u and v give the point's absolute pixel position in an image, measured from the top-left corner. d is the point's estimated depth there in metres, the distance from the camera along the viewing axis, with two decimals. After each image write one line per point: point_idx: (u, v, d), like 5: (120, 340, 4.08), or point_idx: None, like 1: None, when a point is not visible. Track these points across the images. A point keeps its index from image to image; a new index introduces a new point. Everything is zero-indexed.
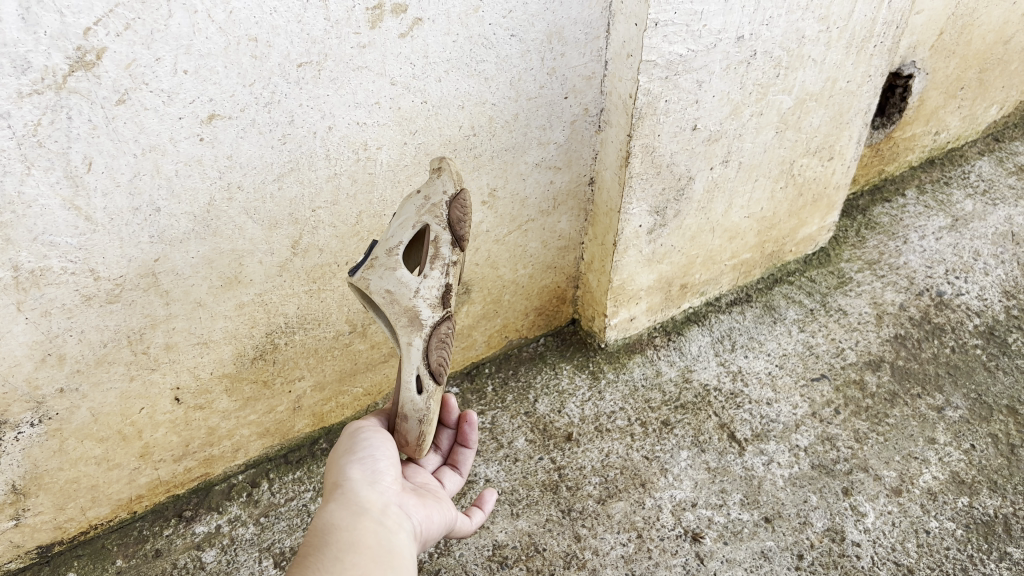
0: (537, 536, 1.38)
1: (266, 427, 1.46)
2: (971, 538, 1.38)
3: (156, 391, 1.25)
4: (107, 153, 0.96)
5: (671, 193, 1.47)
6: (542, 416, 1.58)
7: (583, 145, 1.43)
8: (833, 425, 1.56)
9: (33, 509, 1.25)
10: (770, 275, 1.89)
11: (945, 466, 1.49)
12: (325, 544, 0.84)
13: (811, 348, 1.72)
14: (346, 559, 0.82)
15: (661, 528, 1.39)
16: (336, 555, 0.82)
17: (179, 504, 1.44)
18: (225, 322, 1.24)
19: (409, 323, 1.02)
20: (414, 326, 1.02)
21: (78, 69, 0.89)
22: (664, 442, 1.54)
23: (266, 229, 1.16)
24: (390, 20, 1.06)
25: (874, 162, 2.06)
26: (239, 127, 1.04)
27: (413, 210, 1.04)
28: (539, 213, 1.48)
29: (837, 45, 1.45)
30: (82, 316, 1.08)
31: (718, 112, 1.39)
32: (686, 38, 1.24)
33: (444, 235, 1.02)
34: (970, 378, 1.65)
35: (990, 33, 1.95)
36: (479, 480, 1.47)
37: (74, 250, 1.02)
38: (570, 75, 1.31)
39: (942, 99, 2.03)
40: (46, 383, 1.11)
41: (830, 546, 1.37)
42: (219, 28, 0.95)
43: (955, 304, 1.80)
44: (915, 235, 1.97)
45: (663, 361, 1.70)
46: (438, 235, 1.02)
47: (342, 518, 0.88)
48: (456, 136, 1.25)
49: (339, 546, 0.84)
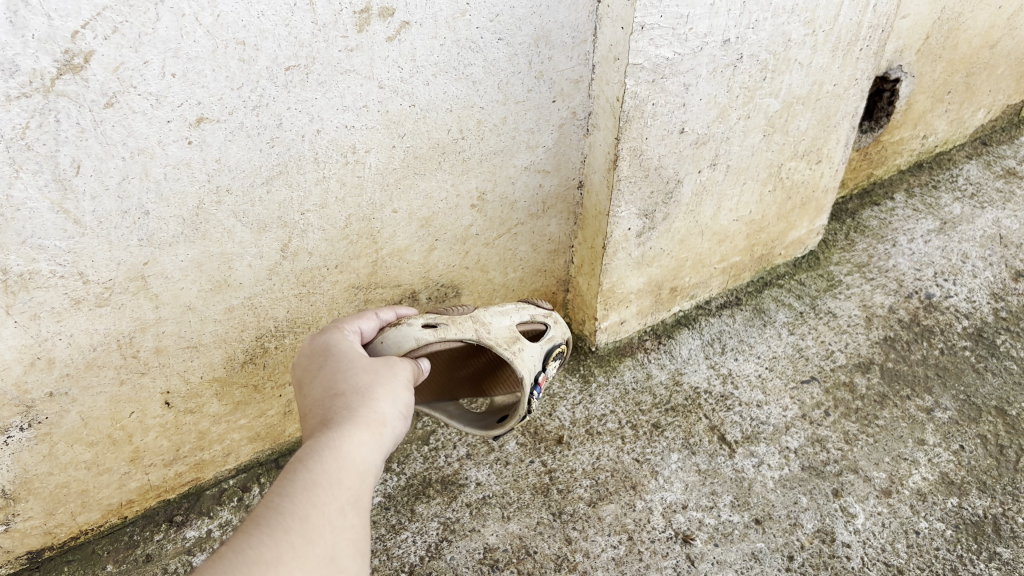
0: (528, 539, 1.38)
1: (256, 431, 1.46)
2: (960, 539, 1.39)
3: (146, 395, 1.25)
4: (95, 157, 0.97)
5: (660, 196, 1.48)
6: (533, 420, 1.59)
7: (571, 148, 1.44)
8: (823, 427, 1.57)
9: (23, 514, 1.25)
10: (760, 278, 1.90)
11: (934, 466, 1.50)
12: (337, 481, 0.76)
13: (801, 351, 1.73)
14: (347, 514, 0.74)
15: (652, 530, 1.39)
16: (342, 504, 0.74)
17: (169, 509, 1.44)
18: (215, 325, 1.24)
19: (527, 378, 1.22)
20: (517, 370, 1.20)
21: (66, 72, 0.90)
22: (654, 445, 1.54)
23: (255, 233, 1.17)
24: (378, 23, 1.07)
25: (862, 166, 2.07)
26: (228, 130, 1.04)
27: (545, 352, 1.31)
28: (528, 216, 1.49)
29: (823, 48, 1.46)
30: (71, 319, 1.09)
31: (706, 115, 1.40)
32: (673, 41, 1.25)
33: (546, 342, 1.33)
34: (959, 379, 1.66)
35: (976, 38, 1.96)
36: (470, 483, 1.48)
37: (62, 253, 1.02)
38: (558, 78, 1.32)
39: (930, 103, 2.05)
40: (35, 387, 1.11)
41: (820, 547, 1.37)
42: (207, 31, 0.95)
43: (944, 306, 1.81)
44: (904, 238, 1.99)
45: (654, 364, 1.71)
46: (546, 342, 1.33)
47: (362, 462, 0.81)
48: (445, 140, 1.26)
49: (346, 493, 0.76)
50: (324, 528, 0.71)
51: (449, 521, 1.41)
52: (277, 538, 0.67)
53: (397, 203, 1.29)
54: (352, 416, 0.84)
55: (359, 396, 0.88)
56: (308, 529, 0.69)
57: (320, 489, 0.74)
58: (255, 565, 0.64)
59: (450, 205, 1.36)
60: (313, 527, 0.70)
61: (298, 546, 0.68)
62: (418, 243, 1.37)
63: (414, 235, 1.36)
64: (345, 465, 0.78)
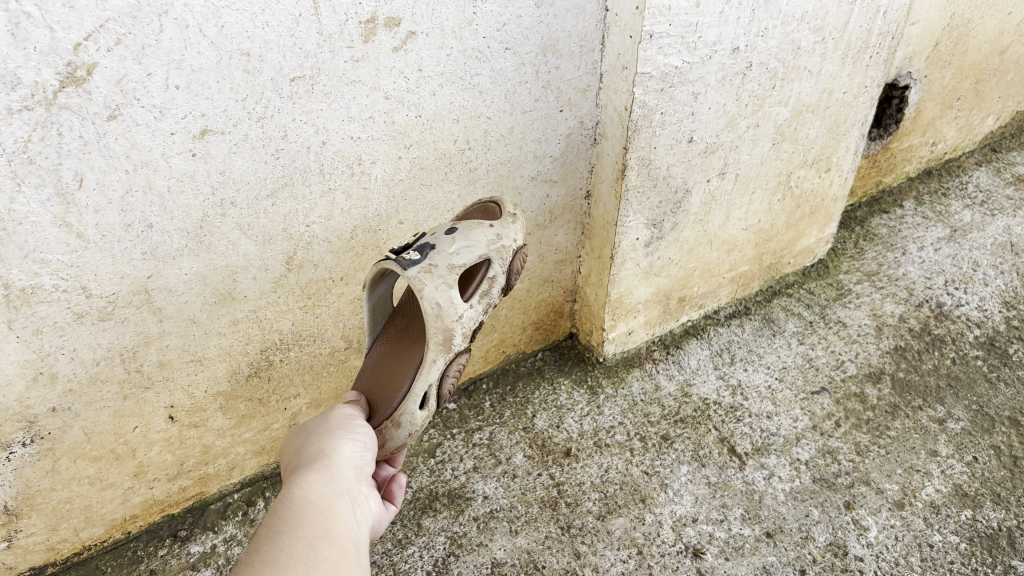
0: (536, 553, 1.36)
1: (261, 445, 1.45)
2: (975, 552, 1.37)
3: (150, 409, 1.23)
4: (98, 170, 0.96)
5: (668, 206, 1.46)
6: (540, 432, 1.57)
7: (578, 158, 1.42)
8: (834, 438, 1.55)
9: (26, 530, 1.24)
10: (769, 287, 1.88)
11: (947, 478, 1.48)
12: (298, 523, 0.83)
13: (811, 361, 1.71)
14: (317, 547, 0.81)
15: (662, 544, 1.37)
16: (308, 541, 0.82)
17: (174, 524, 1.42)
18: (219, 339, 1.22)
19: (442, 340, 1.18)
20: (444, 345, 1.18)
21: (69, 84, 0.88)
22: (663, 457, 1.52)
23: (260, 245, 1.15)
24: (384, 34, 1.06)
25: (871, 174, 2.06)
26: (232, 142, 1.03)
27: (485, 241, 1.20)
28: (535, 227, 1.48)
29: (833, 56, 1.45)
30: (74, 334, 1.07)
31: (714, 124, 1.38)
32: (681, 50, 1.23)
33: (500, 277, 1.23)
34: (972, 390, 1.64)
35: (985, 44, 1.95)
36: (477, 497, 1.46)
37: (65, 267, 1.01)
38: (565, 88, 1.30)
39: (939, 110, 2.03)
40: (37, 402, 1.10)
41: (832, 561, 1.35)
42: (211, 42, 0.94)
43: (955, 314, 1.79)
44: (914, 246, 1.97)
45: (662, 375, 1.69)
46: (496, 275, 1.22)
47: (321, 497, 0.88)
48: (452, 150, 1.25)
49: (312, 530, 0.83)
50: (297, 565, 0.78)
51: (457, 535, 1.40)
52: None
53: (403, 214, 1.27)
54: (300, 468, 0.93)
55: (302, 453, 0.97)
56: (279, 568, 0.76)
57: (279, 540, 0.80)
58: None
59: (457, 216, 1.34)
60: (284, 566, 0.77)
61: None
62: None
63: None
64: (301, 513, 0.85)
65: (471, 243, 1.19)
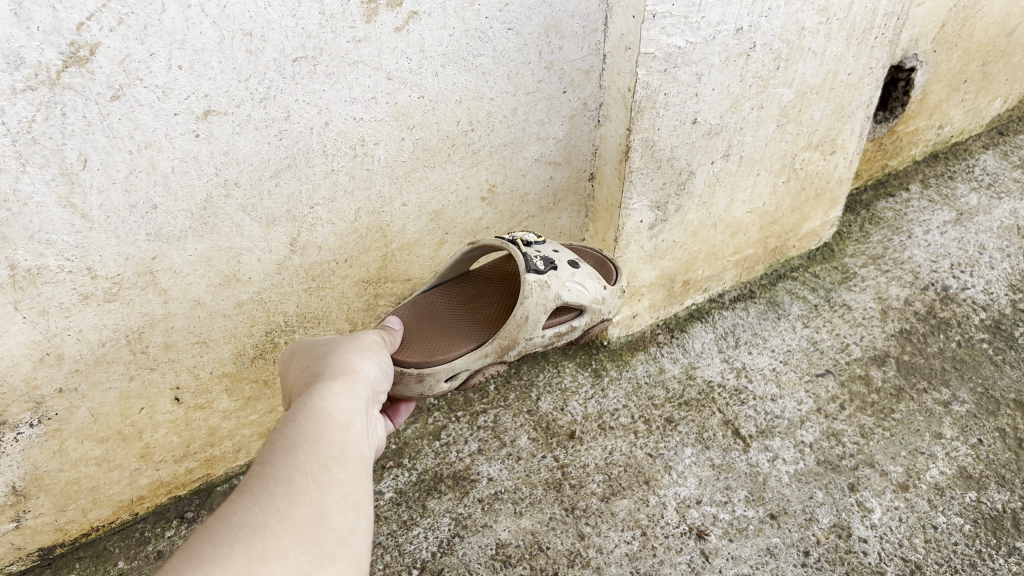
0: (540, 534, 1.37)
1: (267, 427, 1.46)
2: (979, 533, 1.37)
3: (156, 390, 1.24)
4: (102, 150, 0.96)
5: (672, 188, 1.46)
6: (544, 415, 1.58)
7: (582, 140, 1.42)
8: (838, 421, 1.55)
9: (34, 511, 1.25)
10: (774, 271, 1.88)
11: (952, 460, 1.48)
12: (314, 442, 0.72)
13: (815, 344, 1.71)
14: (332, 469, 0.70)
15: (666, 526, 1.38)
16: (324, 461, 0.70)
17: (180, 506, 1.43)
18: (224, 320, 1.23)
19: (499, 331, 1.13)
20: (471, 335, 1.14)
21: (72, 64, 0.89)
22: (667, 439, 1.53)
23: (264, 227, 1.16)
24: (385, 13, 1.06)
25: (877, 157, 2.05)
26: (235, 123, 1.03)
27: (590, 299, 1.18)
28: (539, 209, 1.48)
29: (837, 37, 1.44)
30: (80, 315, 1.08)
31: (718, 105, 1.38)
32: (685, 30, 1.23)
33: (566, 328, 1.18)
34: (977, 372, 1.64)
35: (993, 26, 1.93)
36: (482, 479, 1.46)
37: (70, 248, 1.01)
38: (568, 69, 1.30)
39: (945, 93, 2.02)
40: (44, 382, 1.11)
41: (836, 542, 1.35)
42: (213, 22, 0.95)
43: (961, 298, 1.78)
44: (920, 230, 1.96)
45: (666, 358, 1.69)
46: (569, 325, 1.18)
47: (338, 418, 0.77)
48: (455, 131, 1.25)
49: (328, 450, 0.72)
50: (310, 486, 0.67)
51: (461, 516, 1.40)
52: (247, 535, 0.60)
53: (407, 196, 1.27)
54: (320, 384, 0.82)
55: (322, 370, 0.86)
56: (292, 485, 0.66)
57: (315, 432, 0.73)
58: (241, 530, 0.60)
59: (460, 199, 1.34)
60: (299, 486, 0.66)
61: (284, 511, 0.63)
62: (427, 236, 1.36)
63: (424, 228, 1.34)
64: (322, 430, 0.74)
65: (582, 287, 1.16)
